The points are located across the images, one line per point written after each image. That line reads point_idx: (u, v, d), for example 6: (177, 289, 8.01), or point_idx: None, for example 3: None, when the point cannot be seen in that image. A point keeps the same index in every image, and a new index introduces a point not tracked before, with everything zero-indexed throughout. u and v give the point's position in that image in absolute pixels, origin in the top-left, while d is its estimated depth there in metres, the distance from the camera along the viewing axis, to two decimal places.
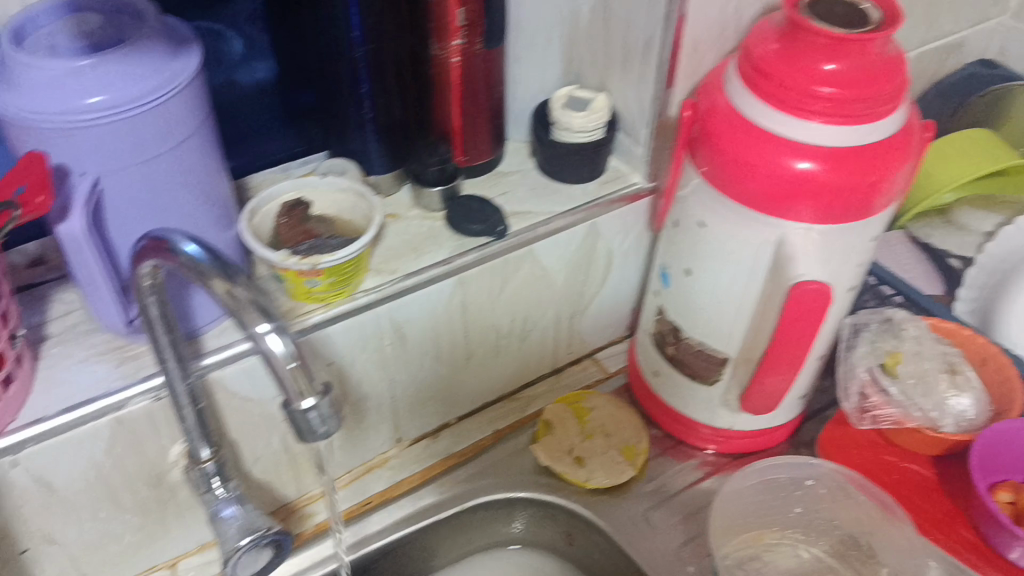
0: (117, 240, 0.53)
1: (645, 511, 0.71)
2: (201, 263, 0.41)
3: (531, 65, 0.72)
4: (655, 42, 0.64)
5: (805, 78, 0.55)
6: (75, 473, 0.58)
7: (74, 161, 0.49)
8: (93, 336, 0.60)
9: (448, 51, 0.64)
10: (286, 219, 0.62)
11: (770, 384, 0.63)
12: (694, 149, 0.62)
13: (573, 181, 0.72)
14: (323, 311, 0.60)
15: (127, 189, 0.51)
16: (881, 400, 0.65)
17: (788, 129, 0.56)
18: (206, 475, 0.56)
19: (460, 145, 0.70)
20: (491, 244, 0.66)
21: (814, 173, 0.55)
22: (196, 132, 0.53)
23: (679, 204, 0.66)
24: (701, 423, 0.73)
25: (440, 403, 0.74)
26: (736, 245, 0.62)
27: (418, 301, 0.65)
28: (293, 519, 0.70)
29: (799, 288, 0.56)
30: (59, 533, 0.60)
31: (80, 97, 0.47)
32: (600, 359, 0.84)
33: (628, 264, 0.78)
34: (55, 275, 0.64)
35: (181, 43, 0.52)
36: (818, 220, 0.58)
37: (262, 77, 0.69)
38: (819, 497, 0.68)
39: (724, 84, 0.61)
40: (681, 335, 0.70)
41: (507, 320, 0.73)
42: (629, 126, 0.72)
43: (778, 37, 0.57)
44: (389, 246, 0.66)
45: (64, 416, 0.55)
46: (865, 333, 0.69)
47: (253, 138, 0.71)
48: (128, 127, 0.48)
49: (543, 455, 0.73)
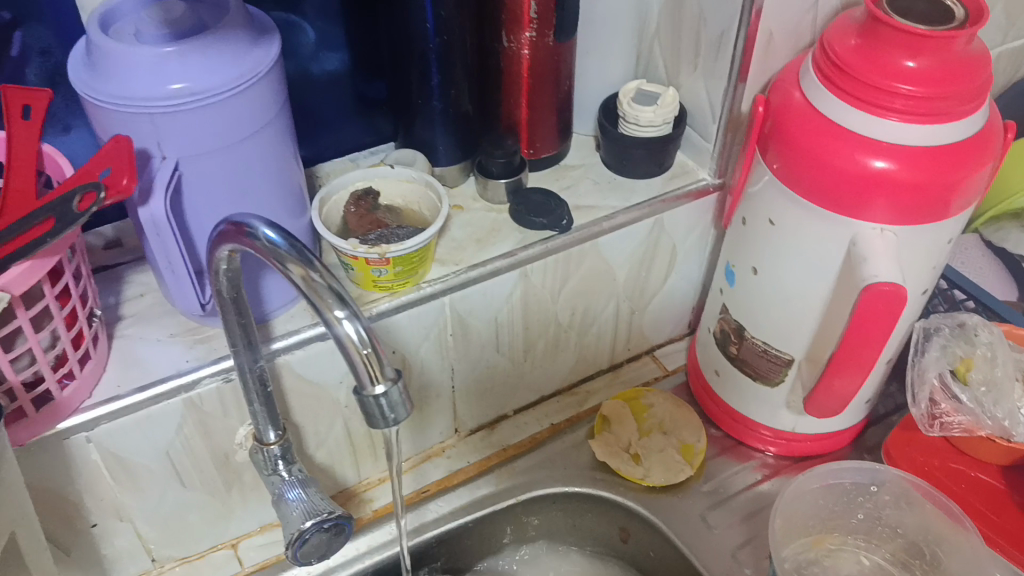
0: (193, 225, 0.54)
1: (703, 511, 0.71)
2: (279, 248, 0.42)
3: (601, 58, 0.72)
4: (730, 36, 0.63)
5: (885, 74, 0.54)
6: (146, 450, 0.59)
7: (157, 145, 0.50)
8: (166, 317, 0.62)
9: (519, 42, 0.64)
10: (355, 209, 0.63)
11: (837, 386, 0.61)
12: (765, 145, 0.61)
13: (640, 176, 0.72)
14: (389, 299, 0.61)
15: (205, 174, 0.52)
16: (951, 407, 0.64)
17: (865, 127, 0.55)
18: (272, 458, 0.57)
19: (525, 138, 0.71)
20: (555, 238, 0.66)
21: (891, 171, 0.54)
22: (272, 120, 0.54)
23: (748, 202, 0.65)
24: (762, 424, 0.72)
25: (500, 394, 0.75)
26: (806, 245, 0.61)
27: (482, 293, 0.65)
28: (351, 504, 0.70)
29: (872, 290, 0.55)
30: (130, 507, 0.62)
31: (164, 83, 0.48)
32: (659, 355, 0.83)
33: (691, 262, 0.77)
34: (132, 257, 0.66)
35: (261, 32, 0.53)
36: (893, 220, 0.56)
37: (335, 68, 0.70)
38: (883, 503, 0.66)
39: (799, 80, 0.60)
40: (746, 334, 0.69)
41: (568, 314, 0.73)
42: (698, 121, 0.71)
43: (857, 33, 0.56)
44: (454, 237, 0.67)
45: (138, 394, 0.56)
46: (937, 337, 0.66)
47: (323, 127, 0.72)
48: (208, 113, 0.49)
49: (600, 451, 0.73)
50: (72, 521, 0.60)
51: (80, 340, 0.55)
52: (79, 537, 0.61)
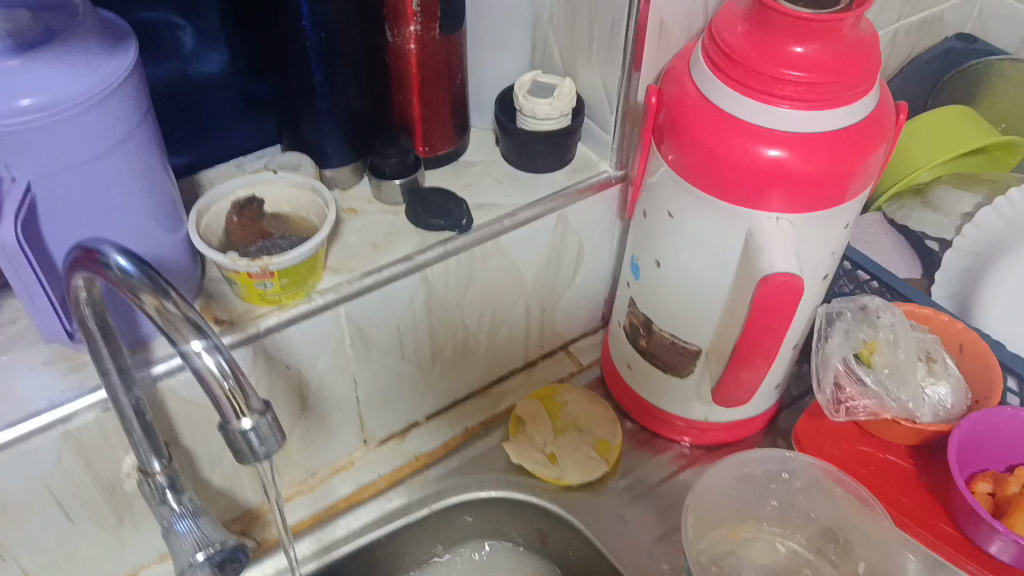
0: (53, 248, 0.50)
1: (619, 507, 0.70)
2: (130, 277, 0.39)
3: (495, 50, 0.70)
4: (621, 24, 0.62)
5: (774, 61, 0.53)
6: (22, 488, 0.55)
7: (3, 166, 0.46)
8: (39, 345, 0.58)
9: (405, 37, 0.62)
10: (236, 219, 0.59)
11: (743, 378, 0.60)
12: (660, 136, 0.60)
13: (541, 171, 0.70)
14: (278, 314, 0.58)
15: (62, 194, 0.48)
16: (856, 391, 0.64)
17: (757, 115, 0.54)
18: (159, 488, 0.53)
19: (420, 136, 0.69)
20: (455, 239, 0.64)
21: (783, 160, 0.53)
22: (135, 133, 0.50)
23: (647, 193, 0.63)
24: (675, 416, 0.72)
25: (409, 401, 0.73)
26: (705, 236, 0.60)
27: (379, 300, 0.63)
28: (255, 526, 0.68)
29: (769, 282, 0.54)
30: (10, 548, 0.58)
31: (7, 99, 0.44)
32: (574, 350, 0.82)
33: (598, 255, 0.76)
34: (1, 281, 0.62)
35: (116, 39, 0.49)
36: (788, 209, 0.56)
37: (214, 70, 0.66)
38: (795, 490, 0.66)
39: (691, 68, 0.59)
40: (653, 327, 0.68)
41: (475, 315, 0.71)
42: (597, 112, 0.70)
43: (745, 19, 0.55)
44: (348, 243, 0.64)
45: (8, 431, 0.53)
46: (840, 322, 0.67)
47: (206, 132, 0.69)
48: (60, 130, 0.46)
49: (515, 455, 0.71)
50: None
51: None
52: None
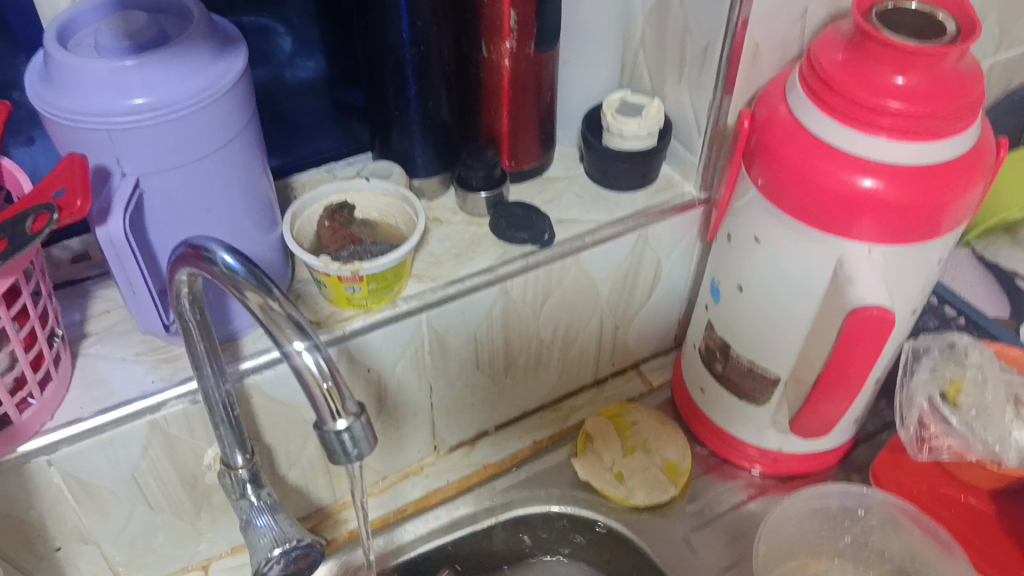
0: (155, 242, 0.52)
1: (687, 532, 0.69)
2: (236, 274, 0.40)
3: (585, 67, 0.70)
4: (715, 47, 0.62)
5: (872, 91, 0.52)
6: (111, 474, 0.57)
7: (115, 161, 0.48)
8: (132, 336, 0.60)
9: (500, 53, 0.63)
10: (328, 223, 0.61)
11: (824, 409, 0.59)
12: (750, 160, 0.60)
13: (624, 189, 0.70)
14: (363, 317, 0.59)
15: (167, 191, 0.50)
16: (940, 431, 0.62)
17: (853, 144, 0.53)
18: (240, 482, 0.54)
19: (507, 150, 0.69)
20: (536, 253, 0.65)
21: (879, 191, 0.53)
22: (239, 134, 0.52)
23: (733, 217, 0.63)
24: (747, 443, 0.71)
25: (480, 411, 0.73)
26: (791, 264, 0.59)
27: (460, 310, 0.63)
28: (326, 525, 0.69)
29: (860, 314, 0.53)
30: (94, 531, 0.60)
31: (123, 97, 0.46)
32: (645, 370, 0.82)
33: (676, 276, 0.75)
34: (99, 271, 0.64)
35: (226, 42, 0.51)
36: (880, 240, 0.55)
37: (309, 77, 0.68)
38: (870, 527, 0.65)
39: (785, 94, 0.59)
40: (731, 352, 0.67)
41: (550, 329, 0.71)
42: (684, 133, 0.69)
43: (845, 46, 0.54)
44: (432, 252, 0.65)
45: (101, 416, 0.55)
46: (926, 358, 0.66)
47: (298, 136, 0.71)
48: (170, 129, 0.47)
49: (583, 471, 0.71)
50: (35, 546, 0.58)
51: (40, 361, 0.53)
52: (41, 561, 0.59)
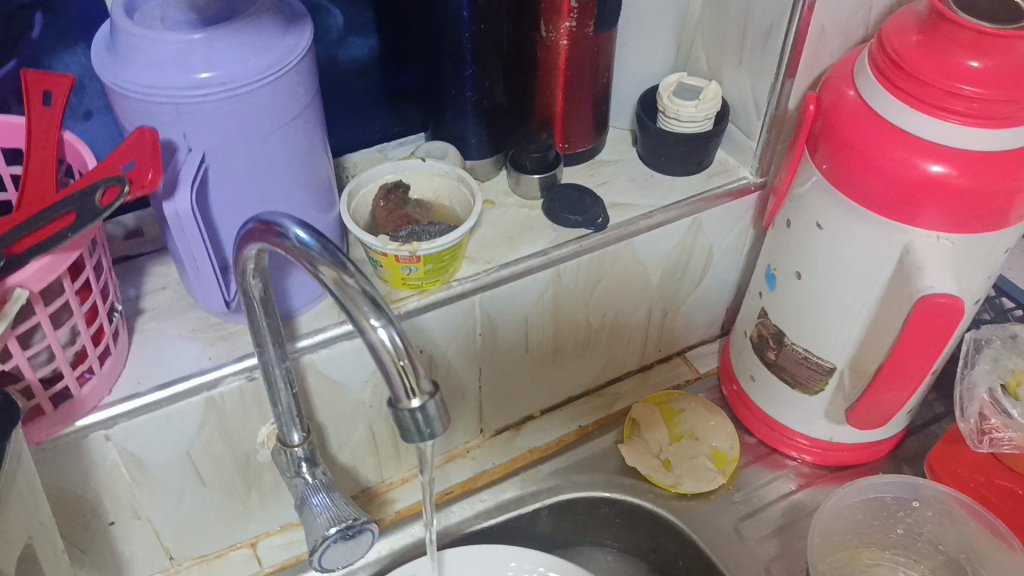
0: (217, 218, 0.52)
1: (735, 521, 0.68)
2: (310, 249, 0.39)
3: (641, 49, 0.70)
4: (780, 29, 0.61)
5: (946, 74, 0.51)
6: (166, 450, 0.58)
7: (182, 137, 0.48)
8: (188, 313, 0.60)
9: (558, 33, 0.62)
10: (384, 203, 0.61)
11: (882, 400, 0.59)
12: (814, 145, 0.59)
13: (678, 174, 0.69)
14: (418, 298, 0.59)
15: (231, 167, 0.50)
16: (1001, 422, 0.61)
17: (923, 129, 0.52)
18: (295, 460, 0.54)
19: (561, 132, 0.68)
20: (590, 237, 0.64)
21: (948, 177, 0.52)
22: (302, 111, 0.51)
23: (793, 203, 0.62)
24: (797, 432, 0.70)
25: (527, 395, 0.73)
26: (854, 251, 0.58)
27: (513, 293, 0.63)
28: (373, 506, 0.69)
29: (925, 303, 0.52)
30: (148, 506, 0.60)
31: (192, 72, 0.45)
32: (691, 357, 0.81)
33: (727, 263, 0.74)
34: (153, 248, 0.64)
35: (292, 17, 0.50)
36: (949, 227, 0.53)
37: (363, 55, 0.67)
38: (925, 519, 0.65)
39: (852, 78, 0.58)
40: (785, 340, 0.66)
41: (600, 314, 0.71)
42: (741, 118, 0.68)
43: (920, 28, 0.53)
44: (486, 233, 0.64)
45: (158, 392, 0.54)
46: (987, 349, 0.65)
47: (351, 115, 0.70)
48: (237, 104, 0.47)
49: (631, 457, 0.71)
50: (90, 520, 0.58)
51: (100, 336, 0.53)
52: (96, 536, 0.60)
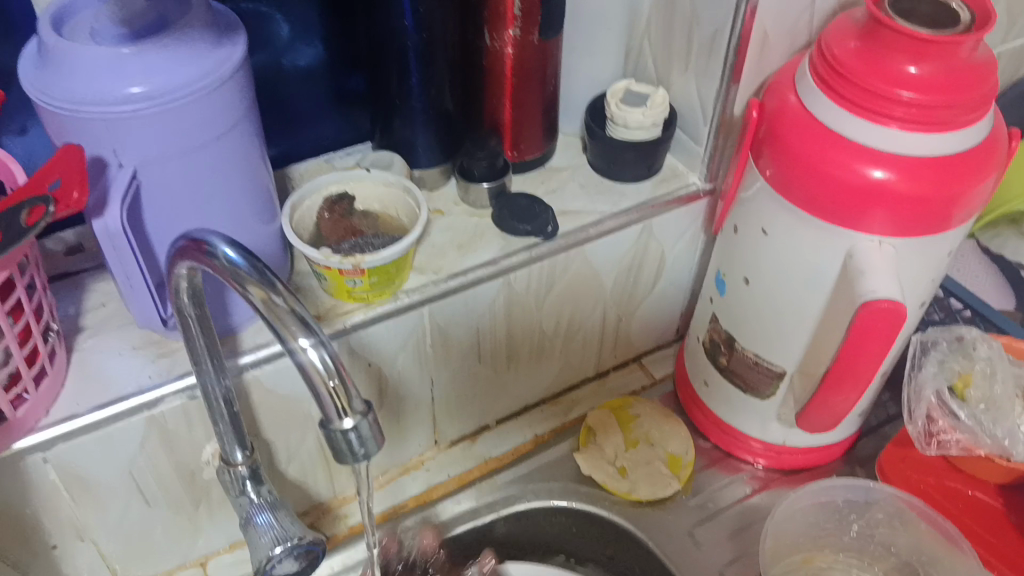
0: (153, 234, 0.51)
1: (690, 527, 0.68)
2: (238, 268, 0.39)
3: (589, 55, 0.69)
4: (724, 35, 0.61)
5: (885, 80, 0.51)
6: (108, 470, 0.56)
7: (112, 152, 0.47)
8: (129, 329, 0.59)
9: (503, 40, 0.62)
10: (328, 215, 0.60)
11: (831, 404, 0.59)
12: (759, 151, 0.59)
13: (628, 180, 0.69)
14: (364, 311, 0.58)
15: (166, 182, 0.49)
16: (949, 424, 0.62)
17: (865, 135, 0.52)
18: (239, 479, 0.53)
19: (510, 139, 0.68)
20: (540, 245, 0.64)
21: (891, 182, 0.52)
22: (238, 124, 0.50)
23: (740, 208, 0.62)
24: (751, 436, 0.70)
25: (481, 404, 0.72)
26: (799, 256, 0.58)
27: (462, 303, 0.62)
28: (325, 520, 0.68)
29: (870, 306, 0.52)
30: (90, 528, 0.59)
31: (120, 86, 0.44)
32: (647, 362, 0.81)
33: (680, 267, 0.74)
34: (94, 263, 0.63)
35: (227, 29, 0.49)
36: (891, 232, 0.54)
37: (308, 64, 0.67)
38: (876, 521, 0.65)
39: (795, 83, 0.58)
40: (736, 345, 0.66)
41: (553, 321, 0.70)
42: (689, 123, 0.68)
43: (858, 35, 0.53)
44: (434, 243, 0.64)
45: (97, 412, 0.53)
46: (934, 352, 0.66)
47: (298, 124, 0.69)
48: (169, 118, 0.46)
49: (587, 466, 0.71)
50: (29, 543, 0.57)
51: (35, 357, 0.52)
52: (37, 559, 0.58)
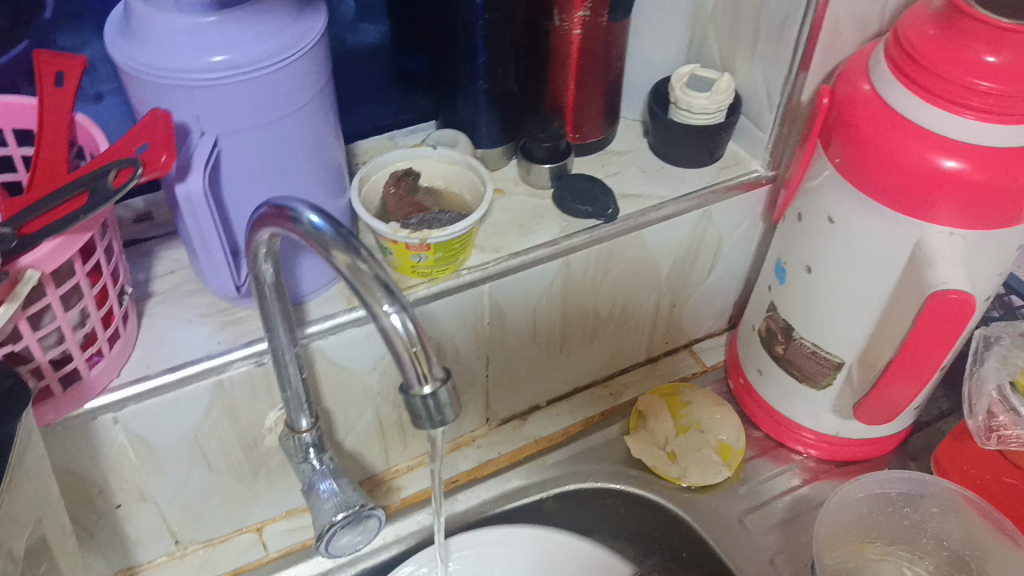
0: (229, 203, 0.52)
1: (740, 514, 0.68)
2: (323, 233, 0.39)
3: (655, 40, 0.69)
4: (795, 21, 0.60)
5: (962, 69, 0.50)
6: (173, 433, 0.58)
7: (194, 120, 0.48)
8: (197, 297, 0.60)
9: (570, 22, 0.62)
10: (394, 189, 0.60)
11: (891, 396, 0.59)
12: (828, 138, 0.58)
13: (688, 166, 0.69)
14: (428, 286, 0.59)
15: (244, 151, 0.50)
16: (1009, 419, 0.61)
17: (939, 124, 0.52)
18: (304, 446, 0.55)
19: (572, 122, 0.68)
20: (600, 227, 0.64)
21: (963, 172, 0.51)
22: (314, 96, 0.51)
23: (805, 196, 0.62)
24: (803, 427, 0.70)
25: (533, 385, 0.73)
26: (865, 245, 0.58)
27: (523, 282, 0.63)
28: (379, 492, 0.69)
29: (939, 298, 0.52)
30: (154, 490, 0.60)
31: (204, 54, 0.45)
32: (698, 350, 0.81)
33: (736, 255, 0.74)
34: (162, 232, 0.64)
35: (305, 2, 0.50)
36: (962, 223, 0.53)
37: (375, 41, 0.67)
38: (930, 515, 0.65)
39: (868, 71, 0.57)
40: (793, 334, 0.66)
41: (609, 304, 0.70)
42: (753, 110, 0.68)
43: (936, 22, 0.53)
44: (496, 222, 0.64)
45: (166, 376, 0.54)
46: (998, 346, 0.65)
47: (362, 101, 0.70)
48: (251, 87, 0.47)
49: (636, 449, 0.71)
50: (96, 502, 0.58)
51: (110, 318, 0.53)
52: (102, 518, 0.60)
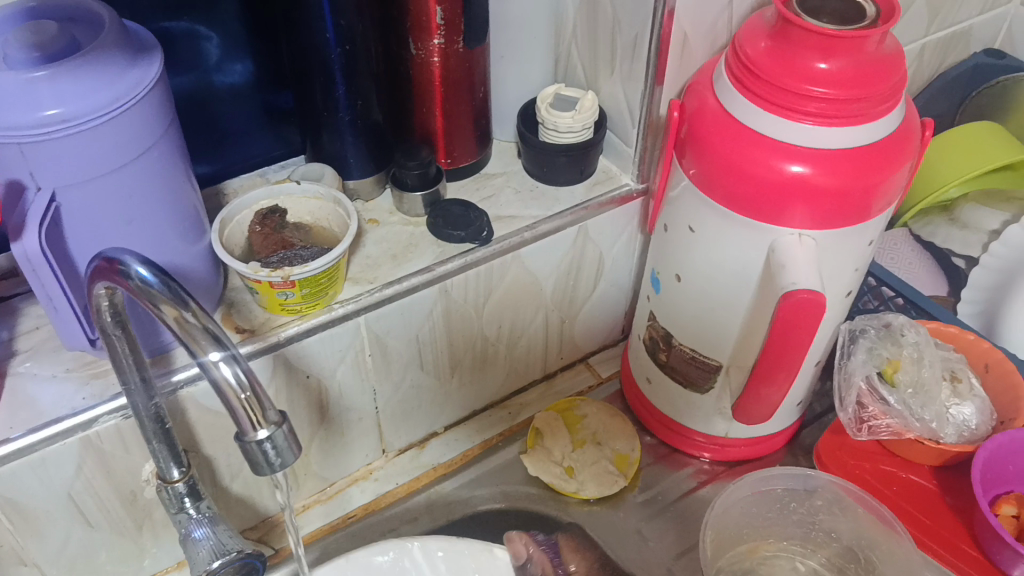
0: (76, 255, 0.51)
1: (638, 523, 0.69)
2: (151, 288, 0.39)
3: (520, 61, 0.70)
4: (645, 38, 0.62)
5: (797, 78, 0.52)
6: (44, 493, 0.56)
7: (29, 175, 0.46)
8: (62, 353, 0.58)
9: (428, 50, 0.62)
10: (259, 229, 0.60)
11: (763, 394, 0.60)
12: (681, 150, 0.60)
13: (561, 183, 0.70)
14: (298, 324, 0.58)
15: (86, 203, 0.49)
16: (880, 410, 0.65)
17: (780, 131, 0.54)
18: (178, 495, 0.53)
19: (442, 147, 0.69)
20: (474, 251, 0.64)
21: (808, 176, 0.53)
22: (159, 142, 0.51)
23: (668, 207, 0.63)
24: (695, 431, 0.71)
25: (427, 412, 0.73)
26: (726, 252, 0.59)
27: (400, 312, 0.63)
28: (274, 534, 0.68)
29: (791, 298, 0.53)
30: (31, 553, 0.59)
31: (35, 110, 0.44)
32: (593, 363, 0.82)
33: (619, 268, 0.75)
34: (26, 288, 0.62)
35: (141, 50, 0.49)
36: (811, 225, 0.55)
37: (237, 80, 0.67)
38: (817, 508, 0.67)
39: (714, 83, 0.59)
40: (674, 341, 0.67)
41: (495, 327, 0.71)
42: (618, 125, 0.70)
43: (769, 35, 0.55)
44: (368, 254, 0.64)
45: (30, 436, 0.53)
46: (863, 339, 0.68)
47: (231, 141, 0.70)
48: (87, 140, 0.46)
49: (532, 467, 0.71)
50: None
51: None
52: None
